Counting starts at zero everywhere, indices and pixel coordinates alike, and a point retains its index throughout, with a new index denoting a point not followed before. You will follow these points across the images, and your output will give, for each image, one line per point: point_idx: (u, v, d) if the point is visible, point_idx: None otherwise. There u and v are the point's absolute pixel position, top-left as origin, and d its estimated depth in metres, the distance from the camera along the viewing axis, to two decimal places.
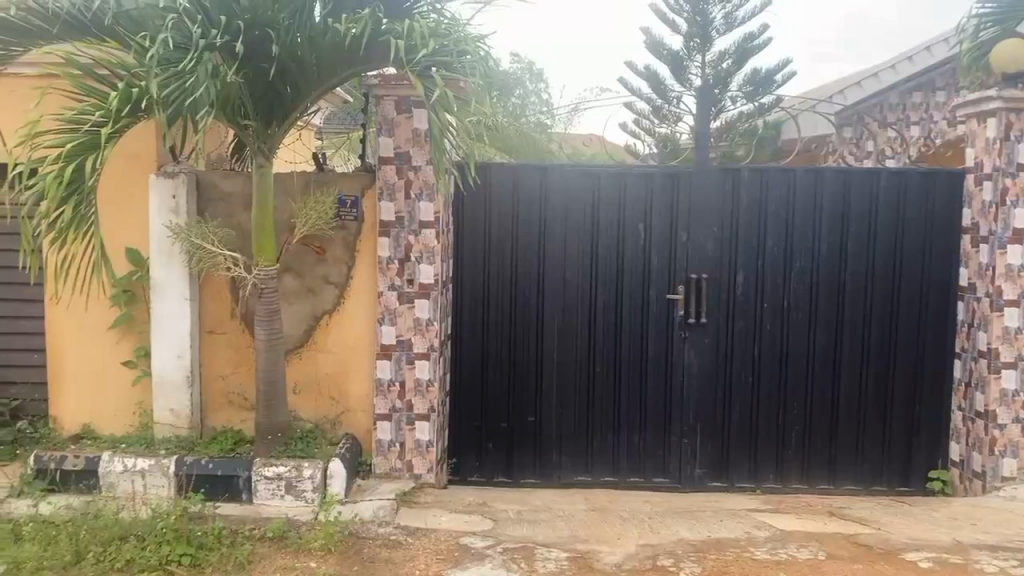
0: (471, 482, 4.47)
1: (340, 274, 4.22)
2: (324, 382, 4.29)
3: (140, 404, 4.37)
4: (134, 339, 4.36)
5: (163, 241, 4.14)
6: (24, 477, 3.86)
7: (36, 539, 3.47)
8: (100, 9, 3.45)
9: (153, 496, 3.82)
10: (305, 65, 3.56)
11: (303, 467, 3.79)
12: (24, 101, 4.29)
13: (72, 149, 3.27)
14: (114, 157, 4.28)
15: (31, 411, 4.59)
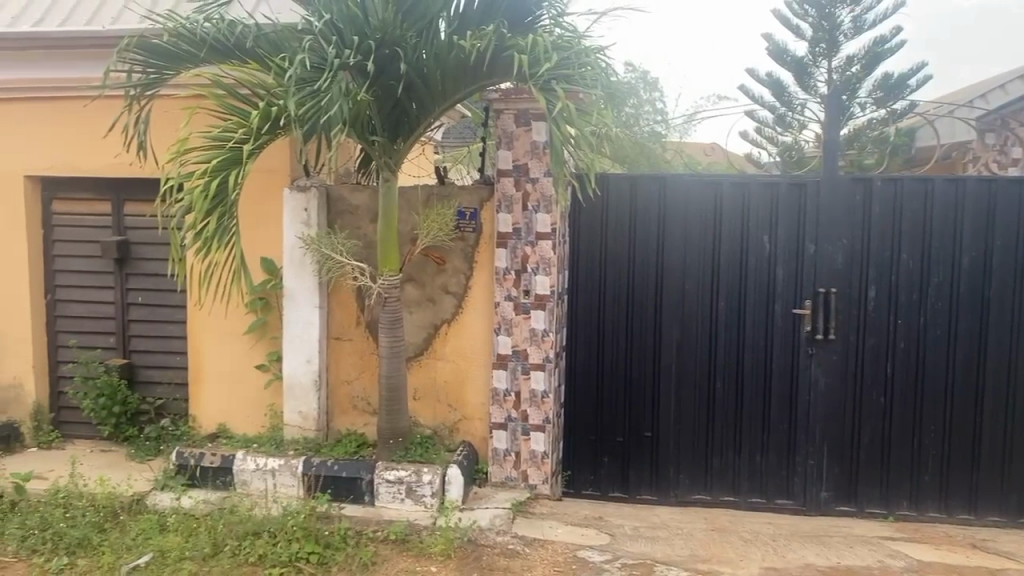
0: (586, 495, 4.44)
1: (459, 284, 4.30)
2: (442, 390, 4.38)
3: (271, 405, 4.59)
4: (267, 344, 4.60)
5: (294, 251, 4.35)
6: (167, 472, 4.12)
7: (178, 530, 3.73)
8: (241, 34, 3.68)
9: (282, 494, 4.01)
10: (431, 82, 3.66)
11: (422, 472, 3.87)
12: (173, 121, 4.61)
13: (219, 164, 3.50)
14: (252, 172, 4.54)
15: (173, 410, 4.90)
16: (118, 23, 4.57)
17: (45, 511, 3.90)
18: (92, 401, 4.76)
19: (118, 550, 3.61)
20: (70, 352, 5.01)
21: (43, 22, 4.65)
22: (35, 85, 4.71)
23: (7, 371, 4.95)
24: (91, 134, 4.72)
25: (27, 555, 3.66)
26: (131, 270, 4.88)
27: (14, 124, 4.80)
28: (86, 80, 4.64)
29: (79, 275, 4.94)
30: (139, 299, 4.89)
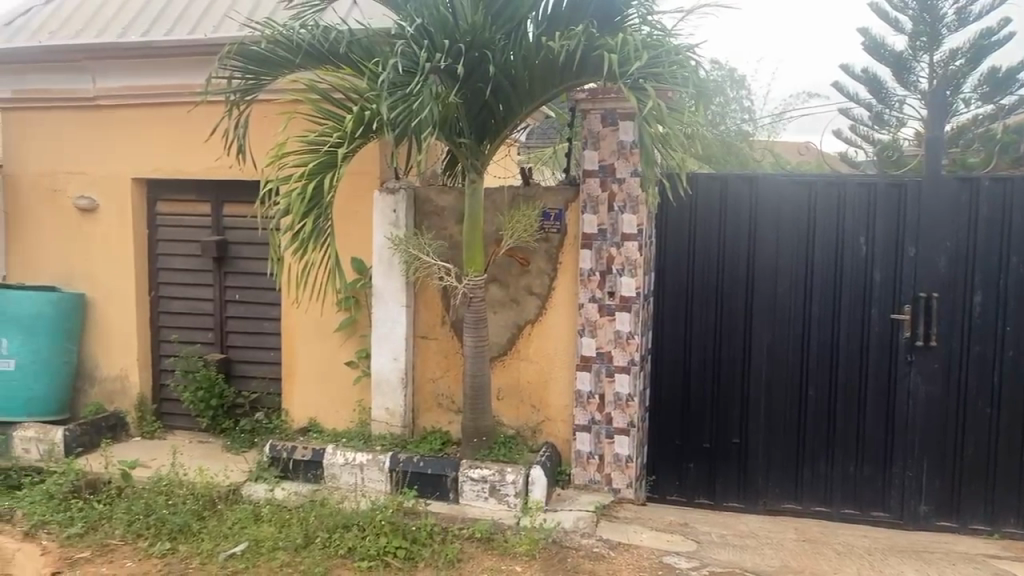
0: (671, 501, 4.38)
1: (543, 285, 4.30)
2: (525, 391, 4.39)
3: (359, 402, 4.70)
4: (357, 342, 4.71)
5: (383, 251, 4.44)
6: (260, 464, 4.27)
7: (272, 520, 3.85)
8: (336, 40, 3.79)
9: (370, 489, 4.10)
10: (518, 84, 3.69)
11: (506, 472, 3.89)
12: (270, 125, 4.77)
13: (315, 167, 3.62)
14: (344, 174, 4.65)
15: (267, 403, 5.08)
16: (219, 31, 4.75)
17: (148, 497, 4.10)
18: (192, 393, 4.97)
19: (216, 538, 3.77)
20: (172, 347, 5.25)
21: (150, 32, 4.86)
22: (142, 93, 4.94)
23: (115, 363, 5.22)
24: (193, 138, 4.93)
25: (132, 539, 3.85)
26: (228, 268, 5.08)
27: (123, 130, 5.06)
28: (189, 87, 4.84)
29: (181, 273, 5.18)
30: (235, 296, 5.09)
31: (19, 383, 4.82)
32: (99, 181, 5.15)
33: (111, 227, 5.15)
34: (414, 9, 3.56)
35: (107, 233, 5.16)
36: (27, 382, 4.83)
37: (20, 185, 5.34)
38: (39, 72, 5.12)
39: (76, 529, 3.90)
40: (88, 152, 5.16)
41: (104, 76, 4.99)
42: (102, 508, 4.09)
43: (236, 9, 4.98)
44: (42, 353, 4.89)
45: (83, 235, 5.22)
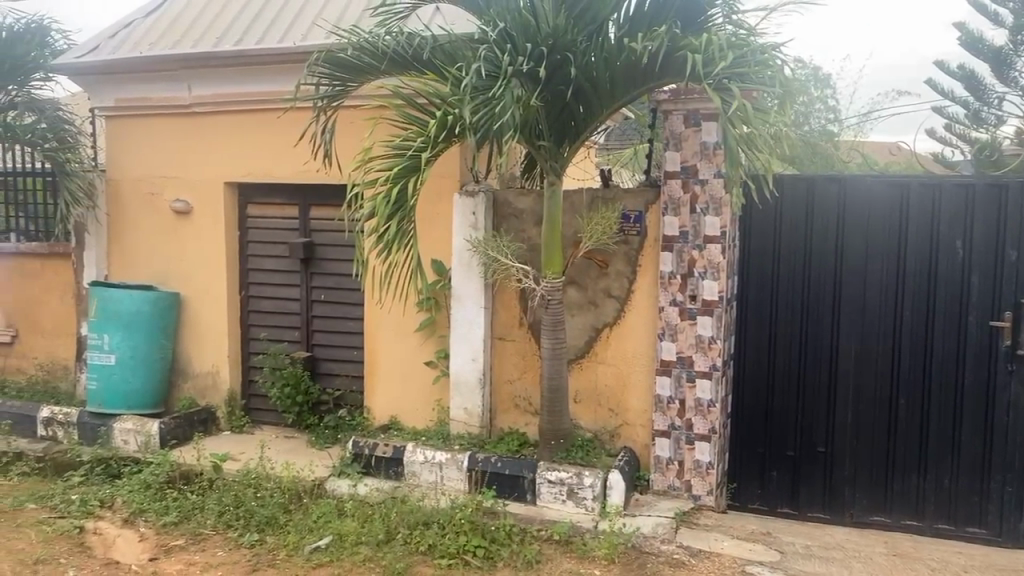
0: (754, 509, 4.29)
1: (622, 287, 4.28)
2: (604, 394, 4.37)
3: (438, 401, 4.77)
4: (436, 342, 4.78)
5: (462, 253, 4.50)
6: (344, 460, 4.38)
7: (355, 515, 3.94)
8: (419, 46, 3.86)
9: (449, 488, 4.16)
10: (600, 86, 3.68)
11: (584, 475, 3.90)
12: (356, 129, 4.89)
13: (398, 172, 3.67)
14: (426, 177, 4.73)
15: (350, 401, 5.20)
16: (307, 39, 4.90)
17: (237, 489, 4.24)
18: (279, 390, 5.13)
19: (302, 530, 3.88)
20: (261, 345, 5.43)
21: (242, 41, 5.05)
22: (234, 99, 5.14)
23: (206, 360, 5.44)
24: (282, 143, 5.10)
25: (223, 529, 4.01)
26: (314, 269, 5.24)
27: (216, 135, 5.27)
28: (278, 94, 5.01)
29: (269, 274, 5.36)
30: (321, 296, 5.23)
31: (118, 377, 5.08)
32: (193, 185, 5.38)
33: (204, 229, 5.37)
34: (497, 14, 3.63)
35: (201, 235, 5.39)
36: (125, 376, 5.09)
37: (121, 189, 5.62)
38: (138, 82, 5.37)
39: (171, 518, 4.07)
40: (183, 158, 5.39)
41: (199, 84, 5.21)
42: (195, 498, 4.26)
43: (323, 17, 5.13)
44: (141, 349, 5.14)
45: (179, 236, 5.46)
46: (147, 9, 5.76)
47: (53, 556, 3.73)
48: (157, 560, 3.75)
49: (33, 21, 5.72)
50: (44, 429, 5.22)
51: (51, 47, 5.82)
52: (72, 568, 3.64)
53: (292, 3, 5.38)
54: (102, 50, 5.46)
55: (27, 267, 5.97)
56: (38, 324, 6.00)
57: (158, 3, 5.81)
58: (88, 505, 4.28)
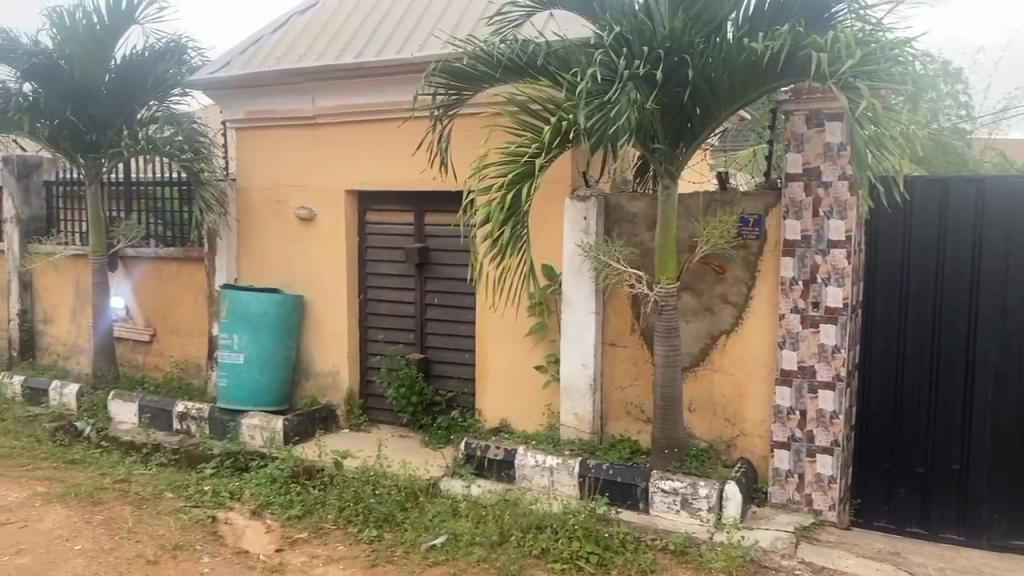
0: (880, 527, 4.08)
1: (740, 293, 4.17)
2: (721, 404, 4.27)
3: (549, 405, 4.78)
4: (547, 347, 4.80)
5: (574, 258, 4.50)
6: (457, 460, 4.48)
7: (469, 516, 4.00)
8: (534, 52, 3.90)
9: (560, 493, 4.16)
10: (718, 87, 3.60)
11: (699, 485, 3.82)
12: (471, 137, 4.98)
13: (513, 178, 3.70)
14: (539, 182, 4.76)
15: (462, 403, 5.29)
16: (424, 49, 5.02)
17: (357, 486, 4.39)
18: (395, 390, 5.28)
19: (418, 529, 3.98)
20: (378, 346, 5.60)
21: (363, 53, 5.23)
22: (355, 110, 5.33)
23: (327, 360, 5.66)
24: (399, 152, 5.25)
25: (343, 524, 4.15)
26: (429, 273, 5.36)
27: (337, 145, 5.48)
28: (395, 104, 5.16)
29: (386, 278, 5.52)
30: (435, 300, 5.35)
31: (246, 374, 5.38)
32: (316, 192, 5.62)
33: (326, 234, 5.60)
34: (614, 19, 3.60)
35: (323, 240, 5.61)
36: (254, 373, 5.38)
37: (250, 197, 5.93)
38: (264, 95, 5.65)
39: (295, 511, 4.26)
40: (306, 167, 5.64)
41: (322, 96, 5.43)
42: (317, 493, 4.44)
43: (440, 27, 5.25)
44: (266, 348, 5.42)
45: (302, 241, 5.71)
46: (274, 24, 6.04)
47: (189, 543, 3.96)
48: (283, 551, 3.92)
49: (172, 40, 5.98)
50: (179, 423, 5.55)
51: (189, 64, 6.07)
52: (205, 555, 3.85)
53: (409, 14, 5.53)
54: (234, 65, 5.79)
55: (166, 271, 6.39)
56: (174, 323, 6.41)
57: (284, 18, 6.08)
58: (219, 496, 4.53)
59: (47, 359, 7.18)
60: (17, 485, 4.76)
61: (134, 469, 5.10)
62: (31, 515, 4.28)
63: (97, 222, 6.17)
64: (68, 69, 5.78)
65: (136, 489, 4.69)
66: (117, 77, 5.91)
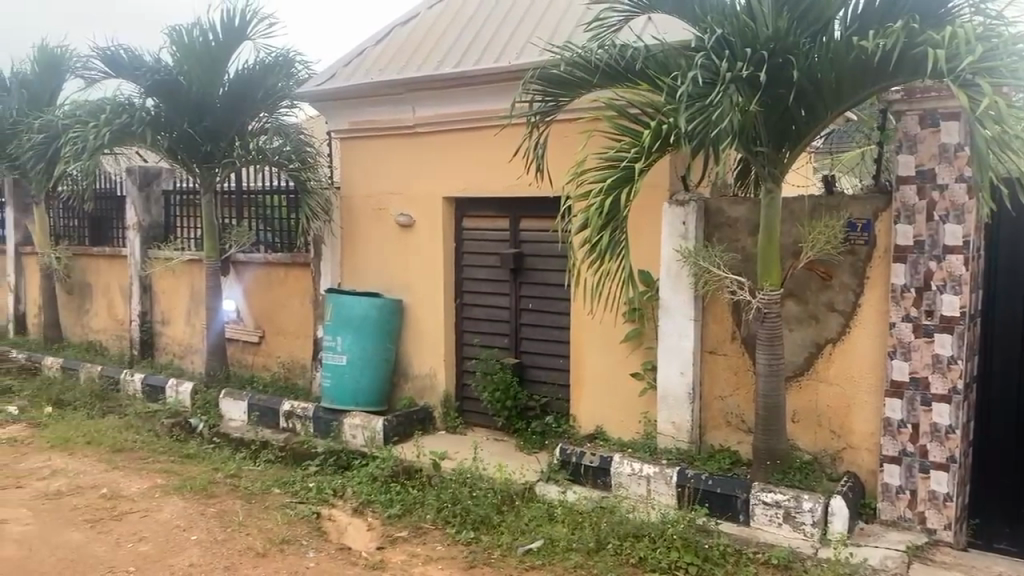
0: (1000, 550, 3.84)
1: (847, 301, 4.02)
2: (826, 415, 4.12)
3: (645, 413, 4.73)
4: (643, 353, 4.75)
5: (673, 264, 4.44)
6: (552, 466, 4.50)
7: (566, 522, 4.01)
8: (632, 57, 3.90)
9: (658, 501, 4.11)
10: (824, 87, 3.50)
11: (802, 498, 3.70)
12: (568, 142, 4.99)
13: (611, 184, 3.66)
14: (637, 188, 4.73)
15: (557, 408, 5.27)
16: (521, 57, 5.08)
17: (454, 487, 4.45)
18: (490, 394, 5.33)
19: (514, 532, 4.01)
20: (474, 350, 5.67)
21: (462, 62, 5.33)
22: (453, 118, 5.42)
23: (425, 363, 5.77)
24: (496, 158, 5.32)
25: (441, 524, 4.23)
26: (524, 278, 5.40)
27: (437, 152, 5.60)
28: (492, 111, 5.22)
29: (482, 283, 5.59)
30: (530, 305, 5.38)
31: (349, 375, 5.56)
32: (415, 199, 5.75)
33: (425, 240, 5.72)
34: (715, 20, 3.54)
35: (422, 246, 5.74)
36: (354, 375, 5.56)
37: (353, 204, 6.13)
38: (367, 105, 5.83)
39: (395, 511, 4.37)
40: (407, 174, 5.78)
41: (422, 105, 5.56)
42: (416, 493, 4.54)
43: (537, 34, 5.29)
44: (368, 351, 5.59)
45: (402, 247, 5.85)
46: (375, 36, 6.23)
47: (295, 537, 4.11)
48: (384, 549, 4.02)
49: (281, 55, 6.25)
50: (285, 421, 5.78)
51: (296, 77, 6.34)
52: (310, 550, 3.98)
53: (507, 23, 5.60)
54: (338, 77, 5.99)
55: (274, 275, 6.68)
56: (281, 326, 6.68)
57: (385, 30, 6.26)
58: (323, 493, 4.69)
59: (165, 358, 7.61)
60: (138, 477, 5.06)
61: (243, 465, 5.34)
62: (151, 506, 4.54)
63: (211, 229, 6.50)
64: (186, 84, 6.10)
65: (246, 484, 4.90)
66: (231, 89, 6.20)
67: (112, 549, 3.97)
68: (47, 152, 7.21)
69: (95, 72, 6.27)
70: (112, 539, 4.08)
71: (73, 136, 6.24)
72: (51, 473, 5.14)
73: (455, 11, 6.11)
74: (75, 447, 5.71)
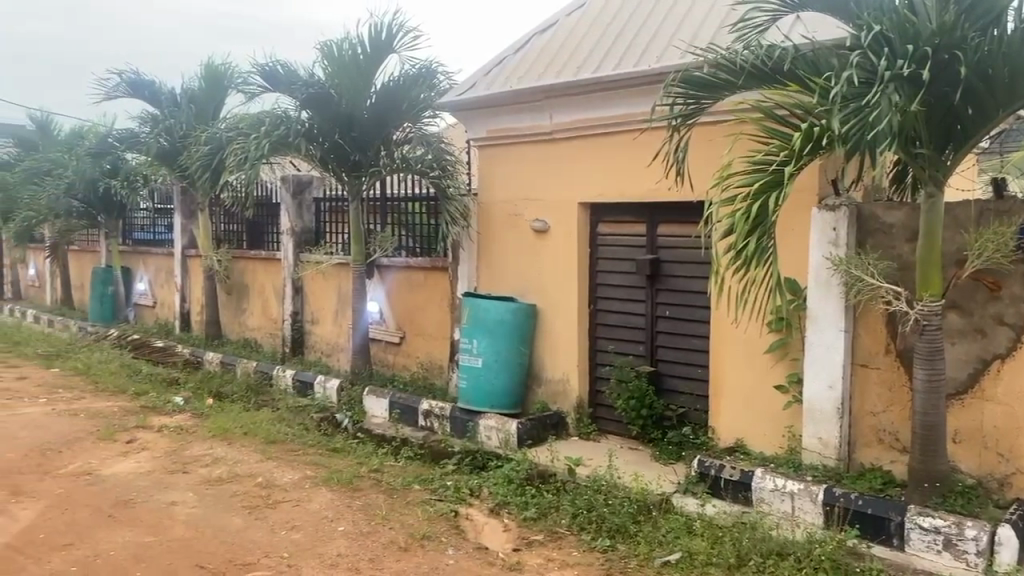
0: None
1: (1018, 314, 3.72)
2: (993, 436, 3.82)
3: (789, 428, 4.56)
4: (789, 365, 4.58)
5: (821, 271, 4.25)
6: (689, 478, 4.42)
7: (705, 535, 3.91)
8: (779, 57, 3.78)
9: (802, 520, 3.95)
10: (996, 86, 3.27)
11: (965, 526, 3.44)
12: (712, 147, 4.89)
13: (758, 189, 3.55)
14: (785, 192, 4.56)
15: (694, 419, 5.17)
16: (662, 60, 5.02)
17: (590, 494, 4.46)
18: (624, 402, 5.27)
19: (652, 542, 3.97)
20: (608, 357, 5.64)
21: (601, 68, 5.34)
22: (591, 123, 5.43)
23: (559, 368, 5.80)
24: (635, 163, 5.27)
25: (577, 530, 4.24)
26: (661, 285, 5.32)
27: (574, 158, 5.62)
28: (632, 116, 5.19)
29: (618, 289, 5.55)
30: (667, 313, 5.30)
31: (484, 377, 5.69)
32: (552, 205, 5.79)
33: (560, 246, 5.75)
34: (872, 17, 3.35)
35: (558, 252, 5.77)
36: (489, 376, 5.68)
37: (491, 210, 6.24)
38: (506, 113, 5.93)
39: (531, 514, 4.42)
40: (544, 181, 5.83)
41: (560, 112, 5.60)
42: (551, 497, 4.58)
43: (678, 37, 5.22)
44: (504, 355, 5.68)
45: (538, 252, 5.90)
46: (515, 44, 6.33)
47: (435, 534, 4.23)
48: (520, 550, 4.07)
49: (425, 66, 6.50)
50: (424, 420, 5.99)
51: (438, 87, 6.58)
52: (450, 547, 4.08)
53: (647, 26, 5.55)
54: (478, 86, 6.14)
55: (415, 279, 6.93)
56: (421, 328, 6.90)
57: (525, 37, 6.34)
58: (461, 492, 4.81)
59: (314, 356, 8.04)
60: (290, 468, 5.36)
61: (385, 460, 5.55)
62: (302, 496, 4.80)
63: (358, 234, 6.83)
64: (336, 97, 6.41)
65: (388, 479, 5.10)
66: (378, 100, 6.48)
67: (268, 535, 4.22)
68: (212, 162, 7.79)
69: (255, 87, 6.70)
70: (267, 526, 4.34)
71: (236, 147, 6.71)
72: (213, 461, 5.53)
73: (595, 17, 6.12)
74: (234, 438, 6.12)
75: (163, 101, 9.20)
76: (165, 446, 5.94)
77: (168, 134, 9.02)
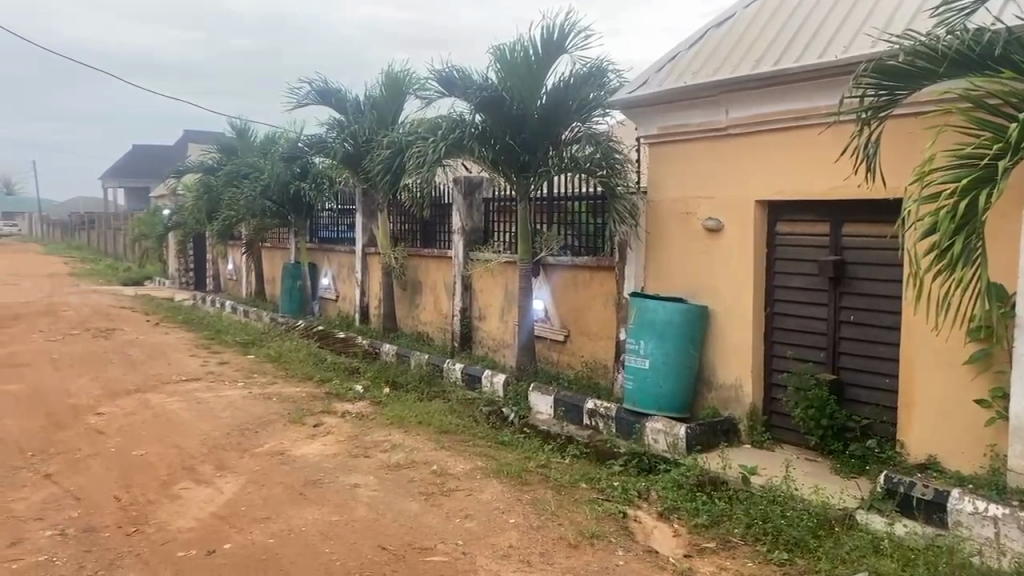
0: None
1: None
2: None
3: (992, 446, 4.19)
4: (992, 378, 4.21)
5: None
6: (875, 494, 4.14)
7: (895, 556, 3.67)
8: (990, 42, 3.48)
9: (1009, 548, 3.58)
10: None
11: None
12: (906, 141, 4.57)
13: (966, 185, 3.28)
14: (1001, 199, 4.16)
15: (879, 432, 4.86)
16: (850, 50, 4.73)
17: (764, 505, 4.30)
18: (803, 411, 5.04)
19: (834, 559, 3.76)
20: (785, 363, 5.41)
21: (782, 60, 5.11)
22: (771, 119, 5.22)
23: (730, 373, 5.62)
24: (820, 159, 5.01)
25: (751, 541, 4.09)
26: (845, 288, 5.02)
27: (751, 154, 5.42)
28: (816, 109, 4.94)
29: (798, 292, 5.31)
30: (850, 317, 5.00)
31: (651, 379, 5.64)
32: (726, 203, 5.62)
33: (734, 245, 5.57)
34: None
35: (731, 252, 5.59)
36: (656, 379, 5.62)
37: (661, 209, 6.15)
38: (678, 111, 5.82)
39: (703, 521, 4.31)
40: (719, 179, 5.67)
41: (737, 107, 5.42)
42: (722, 506, 4.45)
43: (869, 25, 4.89)
44: (671, 357, 5.59)
45: (711, 252, 5.74)
46: (689, 40, 6.19)
47: (604, 533, 4.23)
48: (691, 557, 4.00)
49: (596, 65, 6.51)
50: (589, 419, 6.03)
51: (607, 86, 6.56)
52: (620, 548, 4.07)
53: (834, 14, 5.25)
54: (650, 84, 6.06)
55: (581, 278, 6.96)
56: (587, 327, 6.92)
57: (700, 32, 6.19)
58: (628, 493, 4.79)
59: (482, 351, 8.30)
60: (462, 458, 5.55)
61: (553, 456, 5.61)
62: (474, 485, 4.96)
63: (526, 232, 6.99)
64: (509, 100, 6.54)
65: (556, 475, 5.15)
66: (549, 100, 6.55)
67: (443, 521, 4.40)
68: (392, 165, 8.21)
69: (432, 93, 6.99)
70: (442, 512, 4.52)
71: (415, 151, 7.01)
72: (391, 447, 5.83)
73: (776, 7, 5.86)
74: (410, 426, 6.42)
75: (348, 109, 9.80)
76: (347, 431, 6.32)
77: (352, 139, 9.59)
